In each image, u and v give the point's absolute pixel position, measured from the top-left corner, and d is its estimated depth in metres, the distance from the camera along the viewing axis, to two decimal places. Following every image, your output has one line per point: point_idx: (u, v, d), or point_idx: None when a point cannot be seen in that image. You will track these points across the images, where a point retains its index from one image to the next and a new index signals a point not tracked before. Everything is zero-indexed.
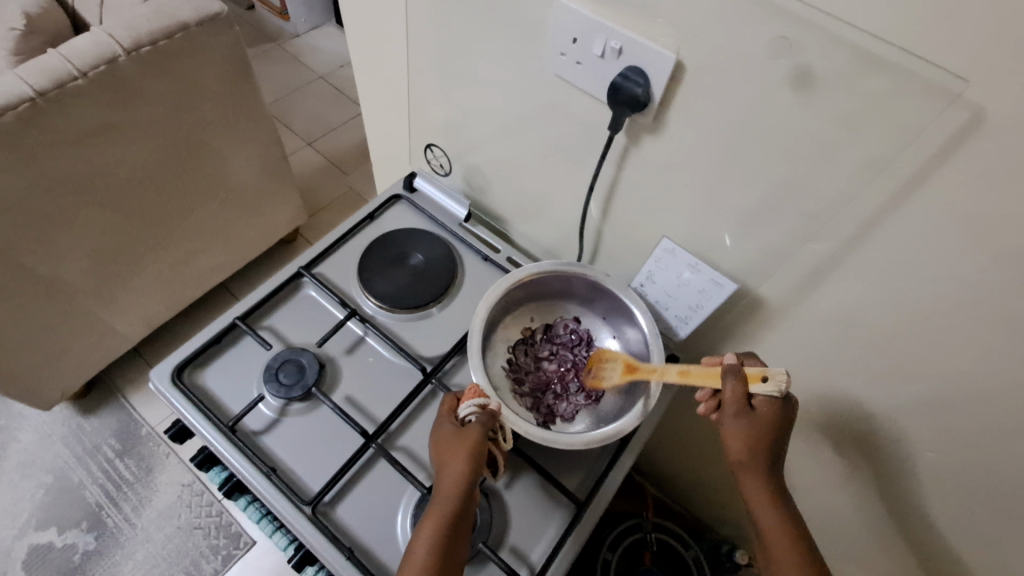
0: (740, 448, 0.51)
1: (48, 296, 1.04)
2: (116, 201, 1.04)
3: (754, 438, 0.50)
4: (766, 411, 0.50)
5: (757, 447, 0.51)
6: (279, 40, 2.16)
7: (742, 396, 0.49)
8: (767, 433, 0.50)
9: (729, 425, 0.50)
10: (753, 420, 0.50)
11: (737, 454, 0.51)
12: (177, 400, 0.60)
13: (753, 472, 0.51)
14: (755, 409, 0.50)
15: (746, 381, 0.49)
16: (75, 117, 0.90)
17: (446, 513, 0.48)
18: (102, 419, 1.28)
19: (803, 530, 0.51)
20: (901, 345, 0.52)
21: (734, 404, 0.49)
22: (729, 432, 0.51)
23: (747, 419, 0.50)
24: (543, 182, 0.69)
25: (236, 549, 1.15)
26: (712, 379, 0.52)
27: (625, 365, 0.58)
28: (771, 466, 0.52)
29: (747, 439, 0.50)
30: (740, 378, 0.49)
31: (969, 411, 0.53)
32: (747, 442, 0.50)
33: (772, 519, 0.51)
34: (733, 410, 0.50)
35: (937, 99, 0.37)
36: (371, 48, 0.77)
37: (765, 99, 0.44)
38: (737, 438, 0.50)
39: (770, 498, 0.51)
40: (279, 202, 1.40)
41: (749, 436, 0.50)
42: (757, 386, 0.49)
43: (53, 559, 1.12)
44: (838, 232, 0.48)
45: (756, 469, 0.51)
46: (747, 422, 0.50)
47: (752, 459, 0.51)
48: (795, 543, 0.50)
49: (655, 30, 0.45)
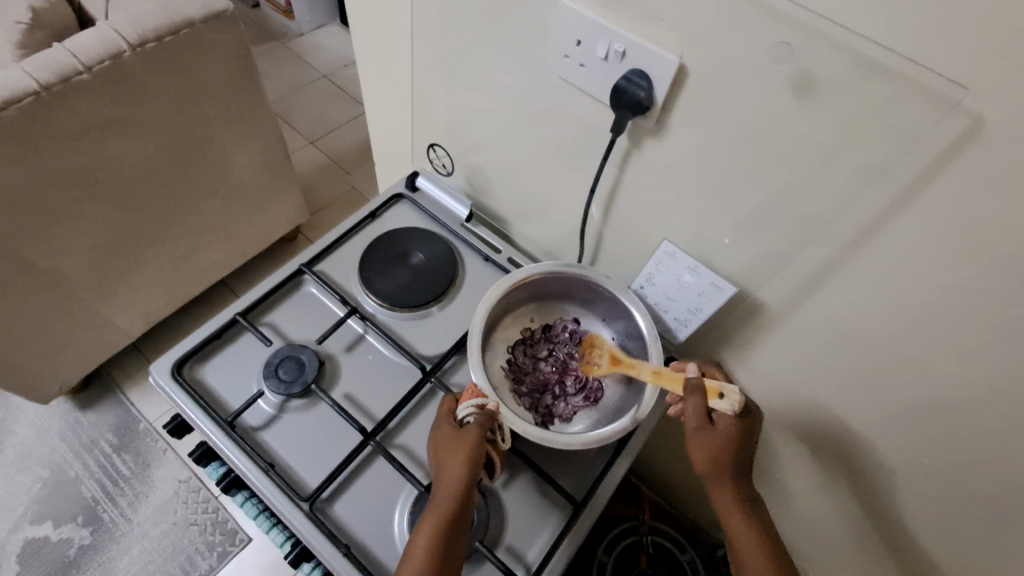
0: (705, 461, 0.51)
1: (47, 289, 1.04)
2: (118, 195, 1.05)
3: (719, 451, 0.51)
4: (727, 426, 0.51)
5: (725, 460, 0.51)
6: (284, 39, 2.17)
7: (700, 411, 0.51)
8: (732, 445, 0.51)
9: (694, 438, 0.51)
10: (717, 433, 0.51)
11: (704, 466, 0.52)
12: (177, 395, 0.60)
13: (721, 483, 0.52)
14: (714, 424, 0.51)
15: (705, 395, 0.52)
16: (79, 111, 0.90)
17: (444, 513, 0.48)
18: (100, 414, 1.28)
19: (775, 536, 0.52)
20: (895, 351, 0.53)
21: (693, 417, 0.51)
22: (693, 444, 0.52)
23: (707, 432, 0.51)
24: (545, 183, 0.69)
25: (231, 546, 1.15)
26: (677, 386, 0.55)
27: (612, 356, 0.61)
28: (740, 478, 0.52)
29: (713, 452, 0.51)
30: (699, 394, 0.52)
31: (963, 418, 0.53)
32: (711, 456, 0.51)
33: (744, 529, 0.51)
34: (695, 423, 0.51)
35: (937, 106, 0.38)
36: (375, 46, 0.77)
37: (767, 104, 0.44)
38: (701, 451, 0.51)
39: (743, 508, 0.51)
40: (281, 200, 1.40)
41: (713, 449, 0.51)
42: (713, 401, 0.52)
43: (48, 553, 1.11)
44: (837, 238, 0.49)
45: (724, 480, 0.52)
46: (708, 436, 0.51)
47: (719, 471, 0.51)
48: (767, 551, 0.50)
49: (659, 33, 0.46)
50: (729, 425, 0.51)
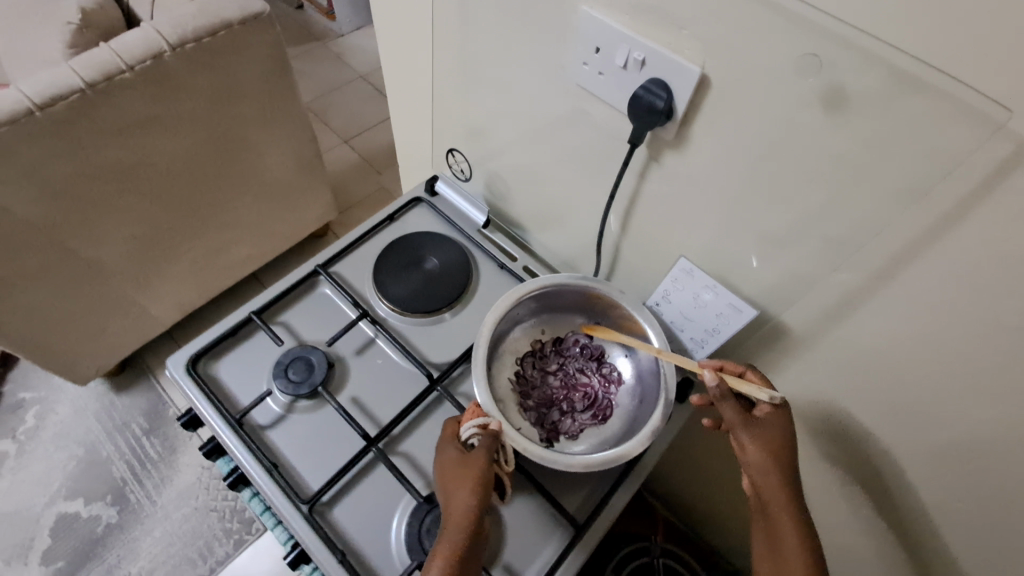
0: (761, 461, 0.49)
1: (87, 277, 1.09)
2: (155, 189, 1.08)
3: (775, 447, 0.49)
4: (774, 418, 0.50)
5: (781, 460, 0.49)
6: (325, 39, 2.22)
7: (735, 410, 0.50)
8: (784, 448, 0.49)
9: (744, 436, 0.49)
10: (765, 429, 0.50)
11: (760, 468, 0.49)
12: (191, 390, 0.61)
13: (775, 483, 0.48)
14: (760, 418, 0.50)
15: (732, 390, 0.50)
16: (120, 108, 0.94)
17: (455, 544, 0.47)
18: (133, 397, 1.33)
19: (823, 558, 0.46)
20: (929, 388, 0.49)
21: (734, 416, 0.50)
22: (744, 443, 0.49)
23: (755, 426, 0.50)
24: (564, 192, 0.67)
25: (248, 534, 1.19)
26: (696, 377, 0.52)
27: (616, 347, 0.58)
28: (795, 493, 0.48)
29: (768, 445, 0.49)
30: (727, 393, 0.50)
31: (1003, 465, 0.48)
32: (764, 450, 0.49)
33: (796, 553, 0.46)
34: (738, 419, 0.50)
35: (979, 129, 0.34)
36: (400, 49, 0.77)
37: (794, 117, 0.41)
38: (756, 449, 0.49)
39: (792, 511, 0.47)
40: (311, 197, 1.43)
41: (767, 444, 0.49)
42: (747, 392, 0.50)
43: (77, 529, 1.17)
44: (866, 263, 0.45)
45: (776, 486, 0.48)
46: (757, 431, 0.49)
47: (772, 467, 0.48)
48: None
49: (679, 42, 0.43)
50: (781, 422, 0.50)
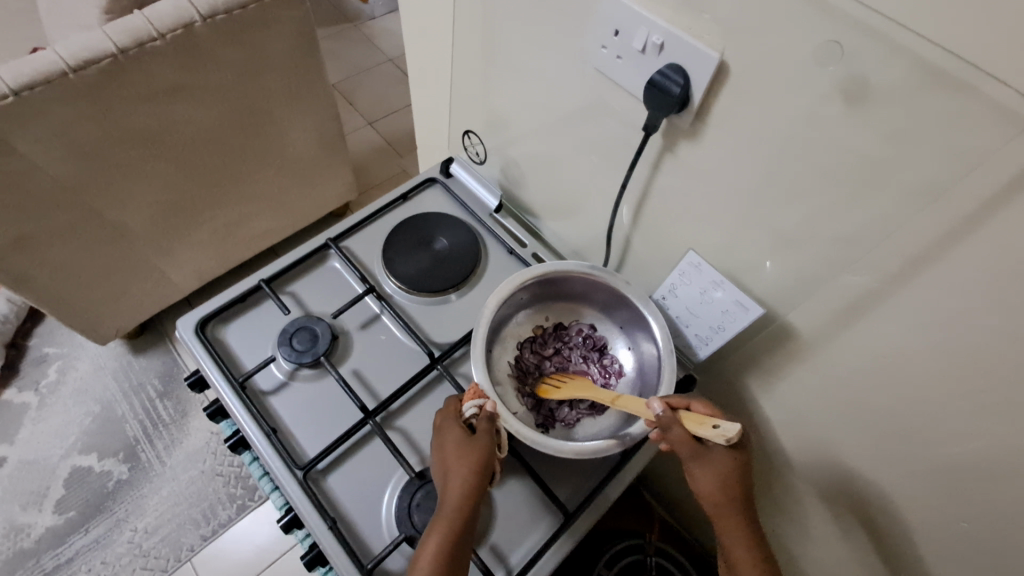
0: (713, 492, 0.48)
1: (111, 239, 1.12)
2: (180, 157, 1.11)
3: (727, 480, 0.48)
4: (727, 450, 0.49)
5: (731, 490, 0.49)
6: (356, 21, 2.22)
7: (688, 439, 0.48)
8: (737, 471, 0.49)
9: (693, 465, 0.49)
10: (717, 462, 0.48)
11: (711, 497, 0.49)
12: (198, 351, 0.62)
13: (730, 514, 0.49)
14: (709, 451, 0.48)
15: (685, 426, 0.48)
16: (149, 73, 0.95)
17: (451, 522, 0.47)
18: (150, 360, 1.37)
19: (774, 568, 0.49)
20: (938, 402, 0.47)
21: (685, 451, 0.49)
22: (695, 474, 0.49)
23: (704, 459, 0.48)
24: (577, 179, 0.67)
25: (250, 501, 1.22)
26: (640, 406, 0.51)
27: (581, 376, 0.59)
28: (745, 507, 0.49)
29: (719, 478, 0.48)
30: (677, 424, 0.49)
31: (1008, 486, 0.47)
32: (718, 482, 0.48)
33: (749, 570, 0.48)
34: (688, 454, 0.49)
35: (1005, 127, 0.33)
36: (423, 26, 0.77)
37: (813, 108, 0.40)
38: (709, 477, 0.48)
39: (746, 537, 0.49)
40: (332, 176, 1.44)
41: (718, 476, 0.48)
42: (705, 431, 0.46)
43: (90, 482, 1.21)
44: (880, 266, 0.44)
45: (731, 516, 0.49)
46: (709, 466, 0.48)
47: (727, 498, 0.48)
48: None
49: (699, 26, 0.42)
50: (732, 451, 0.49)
